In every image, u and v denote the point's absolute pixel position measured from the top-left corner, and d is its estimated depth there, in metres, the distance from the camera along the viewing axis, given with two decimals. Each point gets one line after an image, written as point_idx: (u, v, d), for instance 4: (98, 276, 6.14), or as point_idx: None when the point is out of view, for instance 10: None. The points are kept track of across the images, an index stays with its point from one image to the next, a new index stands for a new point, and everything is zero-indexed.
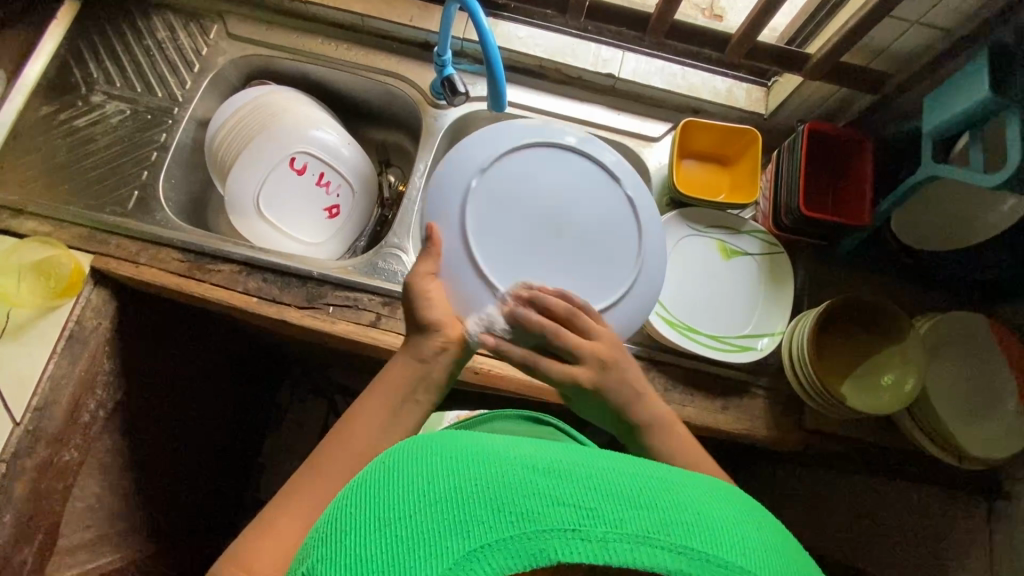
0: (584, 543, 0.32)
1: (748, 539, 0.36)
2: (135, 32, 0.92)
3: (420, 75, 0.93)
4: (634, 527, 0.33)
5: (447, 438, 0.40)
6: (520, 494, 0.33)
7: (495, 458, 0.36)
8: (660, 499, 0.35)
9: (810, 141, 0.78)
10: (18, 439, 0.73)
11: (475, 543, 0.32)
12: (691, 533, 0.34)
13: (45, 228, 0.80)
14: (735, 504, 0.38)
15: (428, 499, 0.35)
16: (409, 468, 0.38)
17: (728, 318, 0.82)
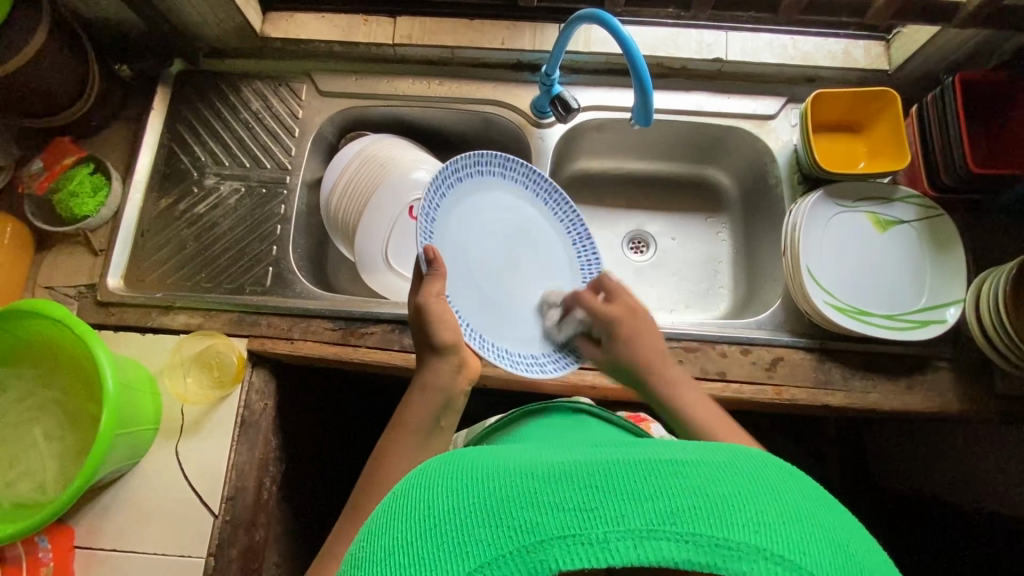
0: (586, 548, 0.29)
1: (772, 512, 0.30)
2: (229, 106, 0.92)
3: (520, 97, 0.91)
4: (636, 522, 0.29)
5: (454, 457, 0.37)
6: (514, 506, 0.30)
7: (491, 472, 0.33)
8: (672, 484, 0.30)
9: (963, 91, 0.74)
10: (221, 529, 0.74)
11: (476, 563, 0.30)
12: (709, 518, 0.29)
13: (197, 319, 0.81)
14: (764, 475, 0.32)
15: (431, 524, 0.32)
16: (422, 492, 0.35)
17: (897, 292, 0.78)
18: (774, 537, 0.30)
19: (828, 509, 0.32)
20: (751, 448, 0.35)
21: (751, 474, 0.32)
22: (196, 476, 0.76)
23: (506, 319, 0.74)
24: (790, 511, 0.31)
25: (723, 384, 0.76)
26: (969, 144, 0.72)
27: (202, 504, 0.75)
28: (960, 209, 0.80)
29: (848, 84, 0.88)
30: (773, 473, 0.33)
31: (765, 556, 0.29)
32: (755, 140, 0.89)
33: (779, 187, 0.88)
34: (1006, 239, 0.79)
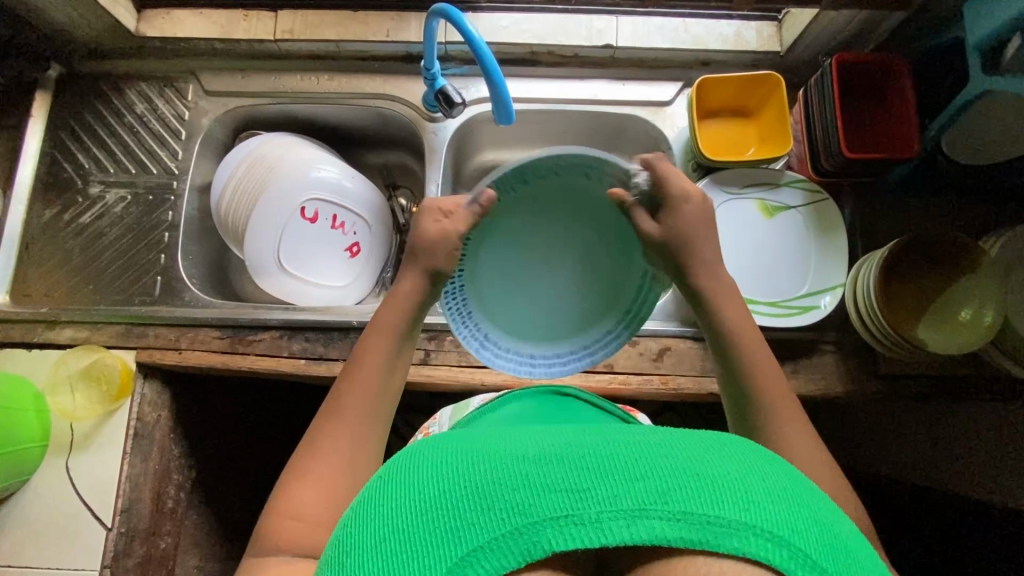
0: (581, 527, 0.32)
1: (756, 485, 0.33)
2: (113, 110, 0.89)
3: (411, 90, 0.88)
4: (628, 502, 0.32)
5: (429, 446, 0.39)
6: (506, 488, 0.33)
7: (487, 456, 0.36)
8: (658, 466, 0.34)
9: (840, 75, 0.73)
10: (115, 541, 0.75)
11: (470, 546, 0.32)
12: (695, 497, 0.32)
13: (83, 333, 0.79)
14: (736, 450, 0.36)
15: (420, 503, 0.34)
16: (407, 476, 0.36)
17: (782, 278, 0.78)
18: (762, 514, 0.32)
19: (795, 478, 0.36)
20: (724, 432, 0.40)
21: (725, 451, 0.36)
22: (88, 490, 0.76)
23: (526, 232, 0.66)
24: (771, 488, 0.34)
25: (611, 376, 0.77)
26: (843, 129, 0.71)
27: (95, 517, 0.75)
28: (846, 192, 0.80)
29: (743, 67, 0.87)
30: (749, 449, 0.38)
31: (746, 532, 0.31)
32: (651, 127, 0.88)
33: None
34: (891, 221, 0.79)
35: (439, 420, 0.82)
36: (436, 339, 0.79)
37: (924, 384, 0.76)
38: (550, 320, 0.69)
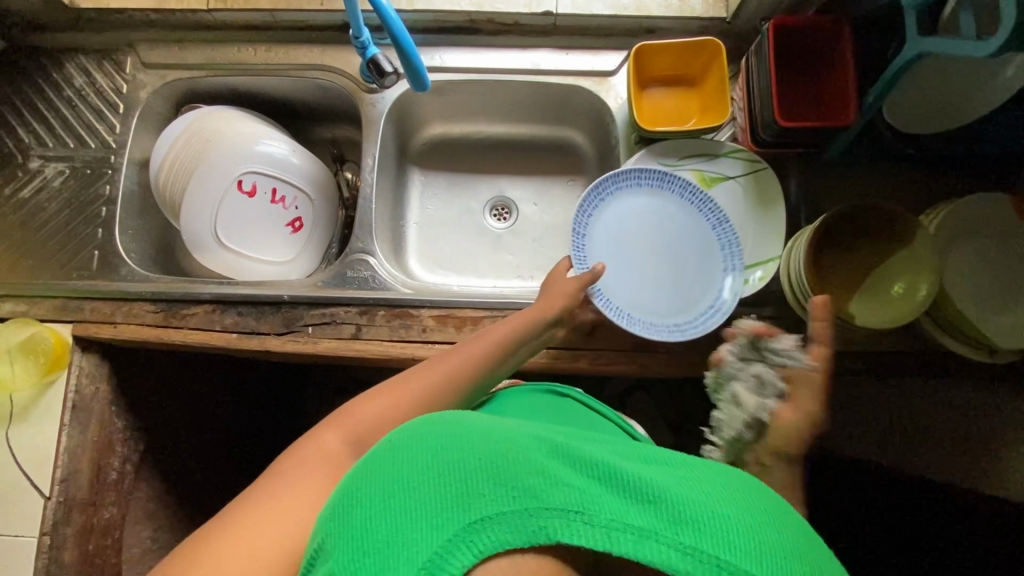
0: (588, 527, 0.36)
1: (773, 537, 0.39)
2: (52, 84, 0.89)
3: (348, 61, 0.87)
4: (643, 522, 0.37)
5: (455, 417, 0.44)
6: (531, 475, 0.38)
7: (527, 448, 0.41)
8: (678, 495, 0.39)
9: (777, 40, 0.70)
10: (53, 510, 0.76)
11: (483, 514, 0.36)
12: (704, 532, 0.38)
13: (21, 307, 0.80)
14: (753, 501, 0.42)
15: (459, 461, 0.38)
16: (447, 433, 0.41)
17: (720, 253, 0.77)
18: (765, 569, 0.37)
19: (799, 533, 0.42)
20: (741, 479, 0.46)
21: (741, 501, 0.42)
22: (25, 460, 0.77)
23: (636, 245, 0.77)
24: (778, 547, 0.39)
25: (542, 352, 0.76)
26: (778, 96, 0.69)
27: (32, 486, 0.77)
28: (788, 163, 0.78)
29: (688, 34, 0.84)
30: (766, 501, 0.44)
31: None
32: (594, 97, 0.85)
33: (618, 146, 0.85)
34: (833, 193, 0.76)
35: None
36: (368, 314, 0.79)
37: (862, 361, 0.74)
38: (687, 284, 0.75)
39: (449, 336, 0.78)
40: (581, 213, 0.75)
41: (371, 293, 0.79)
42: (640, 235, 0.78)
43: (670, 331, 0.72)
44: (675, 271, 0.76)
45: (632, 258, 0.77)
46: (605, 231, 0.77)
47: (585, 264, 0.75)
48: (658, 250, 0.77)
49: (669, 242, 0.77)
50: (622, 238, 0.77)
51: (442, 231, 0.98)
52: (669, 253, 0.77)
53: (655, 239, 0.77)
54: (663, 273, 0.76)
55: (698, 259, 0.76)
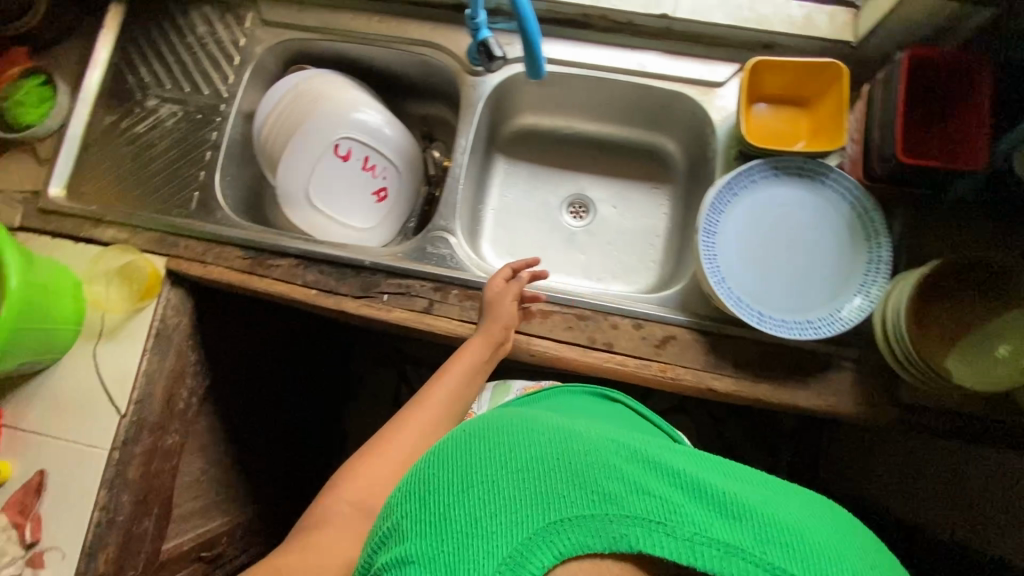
0: (666, 537, 0.40)
1: (847, 555, 0.42)
2: (177, 30, 0.93)
3: (457, 41, 0.88)
4: (720, 537, 0.41)
5: (533, 424, 0.49)
6: (607, 483, 0.43)
7: (598, 453, 0.46)
8: (746, 514, 0.43)
9: (909, 72, 0.67)
10: (125, 428, 0.81)
11: (562, 515, 0.41)
12: (778, 550, 0.41)
13: (123, 234, 0.85)
14: (823, 521, 0.45)
15: (536, 465, 0.44)
16: (518, 438, 0.46)
17: (812, 283, 0.73)
18: None
19: (870, 553, 0.44)
20: (811, 498, 0.49)
21: (812, 518, 0.45)
22: (108, 378, 0.82)
23: (761, 247, 0.74)
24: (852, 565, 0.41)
25: (608, 355, 0.76)
26: (901, 131, 0.65)
27: (110, 402, 0.81)
28: (896, 201, 0.74)
29: (807, 54, 0.81)
30: (836, 523, 0.46)
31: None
32: (697, 108, 0.84)
33: (714, 160, 0.83)
34: (941, 240, 0.72)
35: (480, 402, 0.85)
36: (442, 291, 0.80)
37: (943, 418, 0.71)
38: (810, 294, 0.73)
39: (517, 325, 0.78)
40: (711, 211, 0.73)
41: (447, 272, 0.80)
42: (771, 236, 0.75)
43: (800, 330, 0.71)
44: (798, 277, 0.74)
45: (757, 257, 0.74)
46: (731, 228, 0.74)
47: (715, 264, 0.73)
48: (784, 254, 0.75)
49: (801, 245, 0.74)
50: (750, 238, 0.75)
51: (518, 221, 0.98)
52: (795, 259, 0.74)
53: (784, 243, 0.75)
54: (785, 276, 0.74)
55: (825, 271, 0.73)
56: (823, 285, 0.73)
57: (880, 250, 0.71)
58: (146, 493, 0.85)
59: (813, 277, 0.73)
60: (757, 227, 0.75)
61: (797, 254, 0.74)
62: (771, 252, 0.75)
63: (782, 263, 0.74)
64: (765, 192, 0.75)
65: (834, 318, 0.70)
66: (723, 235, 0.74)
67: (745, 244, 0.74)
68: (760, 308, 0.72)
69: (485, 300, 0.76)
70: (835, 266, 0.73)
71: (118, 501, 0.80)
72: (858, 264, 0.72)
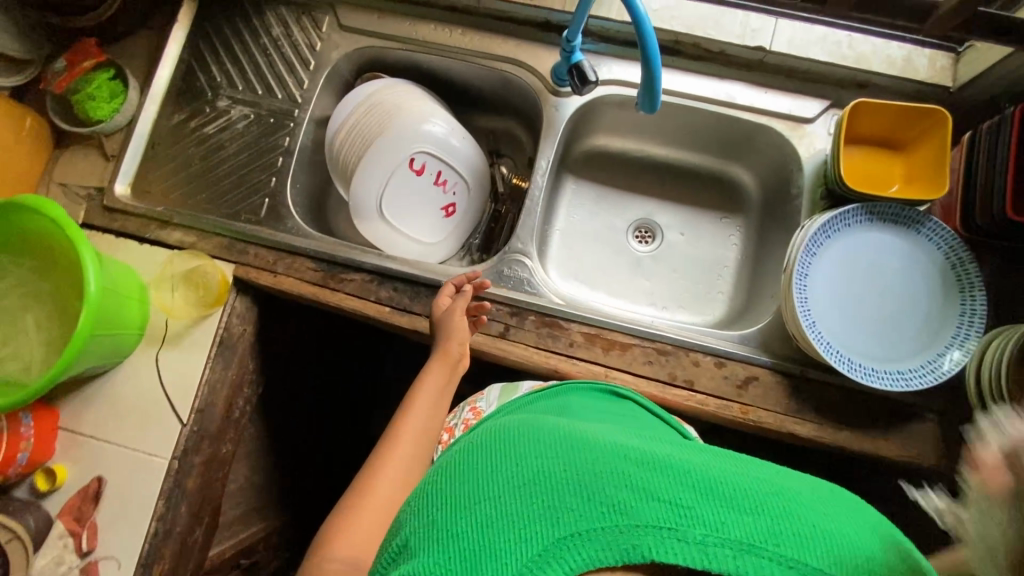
0: (681, 543, 0.37)
1: (856, 540, 0.39)
2: (251, 30, 0.91)
3: (542, 60, 0.86)
4: (734, 534, 0.38)
5: (536, 432, 0.46)
6: (615, 489, 0.39)
7: (599, 455, 0.42)
8: (756, 504, 0.40)
9: (1023, 126, 0.65)
10: (186, 437, 0.79)
11: (572, 530, 0.37)
12: (793, 542, 0.38)
13: (191, 238, 0.83)
14: (835, 509, 0.42)
15: (535, 480, 0.40)
16: (514, 454, 0.43)
17: (901, 332, 0.72)
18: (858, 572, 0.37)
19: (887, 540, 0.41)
20: (820, 488, 0.45)
21: (822, 505, 0.42)
22: (170, 385, 0.80)
23: (849, 290, 0.74)
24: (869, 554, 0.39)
25: (688, 393, 0.74)
26: (1013, 186, 0.64)
27: (172, 410, 0.80)
28: (991, 254, 0.73)
29: (902, 96, 0.79)
30: (845, 508, 0.43)
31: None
32: (784, 143, 0.82)
33: (799, 198, 0.82)
34: None
35: (487, 398, 0.72)
36: (518, 316, 0.79)
37: None
38: (899, 342, 0.72)
39: (595, 356, 0.77)
40: (804, 253, 0.72)
41: (525, 297, 0.79)
42: (858, 279, 0.74)
43: (892, 381, 0.70)
44: (886, 322, 0.73)
45: (845, 300, 0.73)
46: (821, 269, 0.73)
47: (805, 306, 0.72)
48: (872, 297, 0.74)
49: (890, 292, 0.73)
50: (838, 280, 0.74)
51: (585, 243, 0.97)
52: (883, 304, 0.73)
53: (873, 287, 0.74)
54: (874, 321, 0.73)
55: (915, 319, 0.72)
56: (913, 334, 0.72)
57: (973, 302, 0.70)
58: (201, 503, 0.84)
59: (903, 324, 0.72)
60: (844, 268, 0.74)
61: (887, 300, 0.73)
62: (858, 295, 0.74)
63: (870, 306, 0.73)
64: (858, 236, 0.74)
65: (926, 369, 0.69)
66: (813, 275, 0.73)
67: (834, 286, 0.74)
68: (850, 354, 0.71)
69: (433, 320, 0.75)
70: (926, 314, 0.72)
71: (176, 512, 0.79)
72: (951, 315, 0.71)
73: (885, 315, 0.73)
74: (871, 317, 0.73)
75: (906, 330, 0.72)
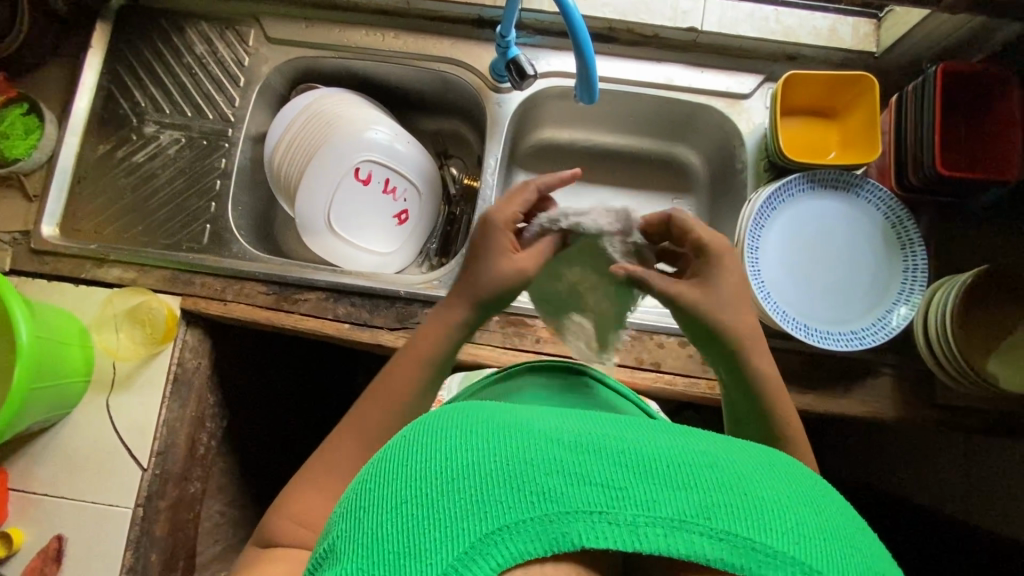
0: (611, 527, 0.32)
1: (802, 510, 0.34)
2: (172, 49, 0.87)
3: (479, 57, 0.85)
4: (668, 511, 0.32)
5: (472, 410, 0.40)
6: (545, 475, 0.33)
7: (527, 436, 0.36)
8: (699, 478, 0.34)
9: (943, 85, 0.68)
10: (149, 482, 0.76)
11: (497, 524, 0.32)
12: (736, 516, 0.32)
13: (130, 274, 0.79)
14: (791, 478, 0.37)
15: (453, 475, 0.34)
16: (441, 442, 0.36)
17: (852, 294, 0.75)
18: (808, 549, 0.32)
19: (827, 496, 0.37)
20: (777, 455, 0.40)
21: (775, 473, 0.37)
22: (125, 430, 0.76)
23: (798, 257, 0.76)
24: (819, 525, 0.34)
25: (656, 374, 0.75)
26: (939, 144, 0.67)
27: (130, 457, 0.76)
28: (927, 210, 0.76)
29: (831, 65, 0.82)
30: (795, 475, 0.37)
31: (786, 562, 0.31)
32: (724, 120, 0.84)
33: (744, 172, 0.83)
34: (971, 246, 0.74)
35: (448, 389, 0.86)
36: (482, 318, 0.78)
37: (980, 418, 0.73)
38: (850, 303, 0.74)
39: (561, 349, 0.77)
40: (753, 226, 0.74)
41: None
42: (806, 245, 0.76)
43: (848, 342, 0.72)
44: (835, 285, 0.75)
45: (796, 268, 0.75)
46: (771, 240, 0.75)
47: (759, 279, 0.74)
48: (821, 262, 0.76)
49: (839, 255, 0.76)
50: (787, 249, 0.75)
51: None
52: (832, 268, 0.76)
53: (820, 253, 0.76)
54: (825, 286, 0.75)
55: (864, 280, 0.75)
56: (862, 295, 0.74)
57: (915, 258, 0.73)
58: (172, 548, 0.80)
59: (852, 286, 0.75)
60: (794, 236, 0.76)
61: (835, 265, 0.76)
62: (808, 262, 0.76)
63: (820, 272, 0.75)
64: (803, 204, 0.76)
65: (876, 328, 0.72)
66: (764, 247, 0.75)
67: (784, 256, 0.75)
68: (806, 322, 0.73)
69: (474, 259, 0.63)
70: (872, 275, 0.75)
71: (146, 561, 0.75)
72: (894, 273, 0.74)
73: (835, 279, 0.75)
74: (822, 282, 0.75)
75: (855, 292, 0.74)
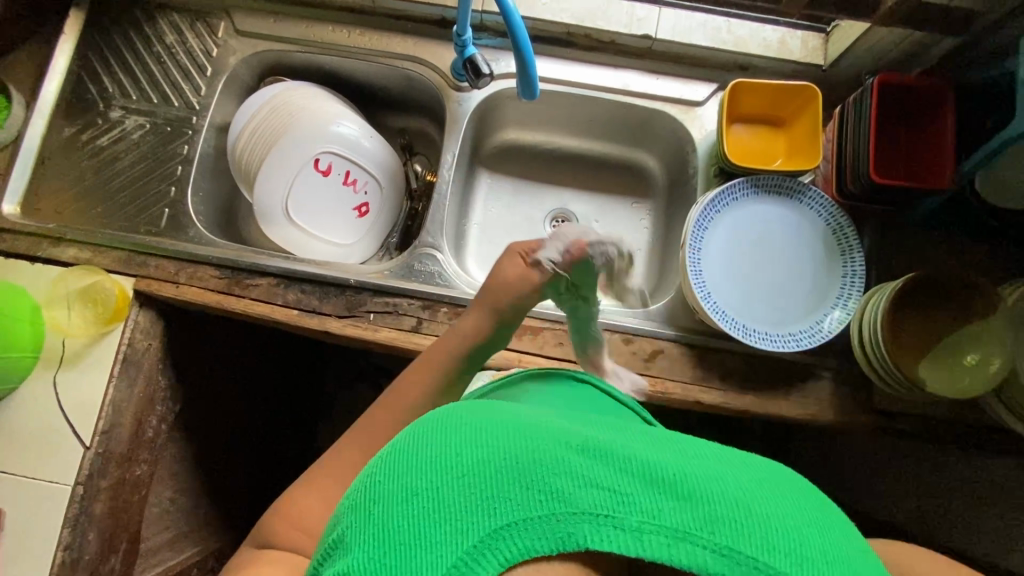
0: (615, 529, 0.37)
1: (791, 524, 0.40)
2: (143, 38, 0.89)
3: (440, 56, 0.87)
4: (670, 521, 0.38)
5: (490, 413, 0.45)
6: (556, 477, 0.39)
7: (542, 441, 0.41)
8: (697, 490, 0.40)
9: (879, 95, 0.70)
10: (91, 460, 0.76)
11: (512, 519, 0.37)
12: (727, 529, 0.38)
13: (86, 254, 0.80)
14: (784, 492, 0.42)
15: (477, 474, 0.39)
16: (461, 440, 0.41)
17: (792, 298, 0.76)
18: (787, 557, 0.38)
19: (812, 502, 0.43)
20: (772, 467, 0.46)
21: (771, 489, 0.42)
22: (69, 407, 0.77)
23: (741, 260, 0.77)
24: (800, 536, 0.39)
25: (599, 371, 0.76)
26: (873, 152, 0.69)
27: (73, 434, 0.76)
28: (869, 219, 0.78)
29: (782, 76, 0.84)
30: (787, 490, 0.43)
31: (763, 569, 0.37)
32: (678, 126, 0.86)
33: (695, 177, 0.85)
34: (911, 255, 0.76)
35: None
36: (430, 309, 0.78)
37: (918, 426, 0.74)
38: (788, 307, 0.76)
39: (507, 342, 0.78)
40: (696, 227, 0.75)
41: (435, 289, 0.79)
42: (749, 248, 0.77)
43: (785, 344, 0.73)
44: (773, 289, 0.77)
45: (736, 270, 0.77)
46: (712, 241, 0.77)
47: (700, 278, 0.75)
48: (763, 265, 0.77)
49: (781, 260, 0.77)
50: (729, 251, 0.77)
51: (503, 235, 0.97)
52: (774, 272, 0.77)
53: (761, 257, 0.77)
54: (764, 289, 0.77)
55: (804, 286, 0.76)
56: (801, 301, 0.76)
57: (854, 263, 0.74)
58: (113, 529, 0.80)
59: (792, 291, 0.76)
60: (737, 239, 0.77)
61: (775, 269, 0.77)
62: (749, 265, 0.77)
63: (761, 275, 0.77)
64: (746, 208, 0.77)
65: (810, 332, 0.73)
66: (705, 247, 0.76)
67: (726, 259, 0.77)
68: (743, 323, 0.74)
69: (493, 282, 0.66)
70: (812, 280, 0.76)
71: (83, 540, 0.75)
72: (831, 279, 0.75)
73: (774, 283, 0.77)
74: (761, 286, 0.77)
75: (795, 296, 0.76)
